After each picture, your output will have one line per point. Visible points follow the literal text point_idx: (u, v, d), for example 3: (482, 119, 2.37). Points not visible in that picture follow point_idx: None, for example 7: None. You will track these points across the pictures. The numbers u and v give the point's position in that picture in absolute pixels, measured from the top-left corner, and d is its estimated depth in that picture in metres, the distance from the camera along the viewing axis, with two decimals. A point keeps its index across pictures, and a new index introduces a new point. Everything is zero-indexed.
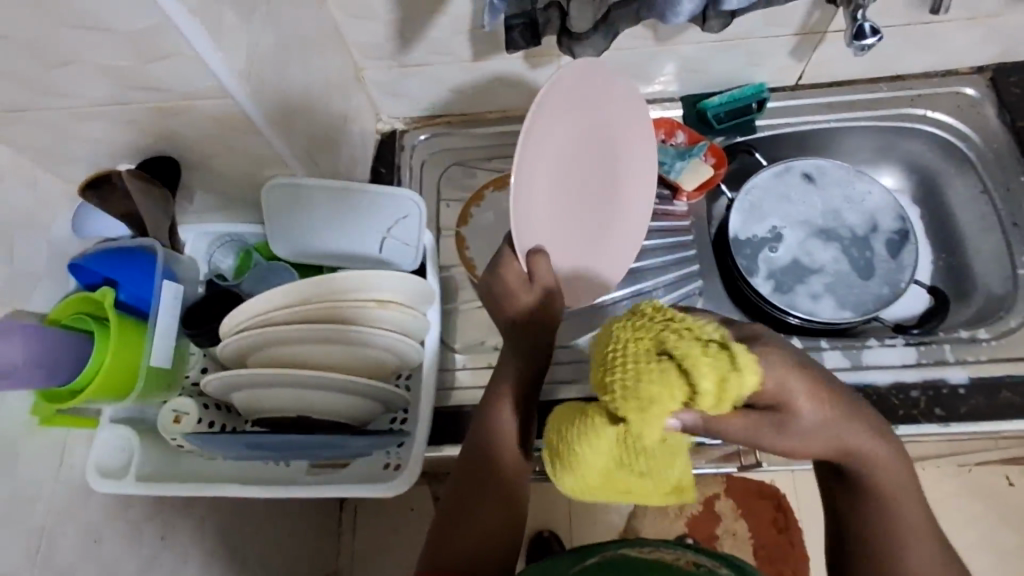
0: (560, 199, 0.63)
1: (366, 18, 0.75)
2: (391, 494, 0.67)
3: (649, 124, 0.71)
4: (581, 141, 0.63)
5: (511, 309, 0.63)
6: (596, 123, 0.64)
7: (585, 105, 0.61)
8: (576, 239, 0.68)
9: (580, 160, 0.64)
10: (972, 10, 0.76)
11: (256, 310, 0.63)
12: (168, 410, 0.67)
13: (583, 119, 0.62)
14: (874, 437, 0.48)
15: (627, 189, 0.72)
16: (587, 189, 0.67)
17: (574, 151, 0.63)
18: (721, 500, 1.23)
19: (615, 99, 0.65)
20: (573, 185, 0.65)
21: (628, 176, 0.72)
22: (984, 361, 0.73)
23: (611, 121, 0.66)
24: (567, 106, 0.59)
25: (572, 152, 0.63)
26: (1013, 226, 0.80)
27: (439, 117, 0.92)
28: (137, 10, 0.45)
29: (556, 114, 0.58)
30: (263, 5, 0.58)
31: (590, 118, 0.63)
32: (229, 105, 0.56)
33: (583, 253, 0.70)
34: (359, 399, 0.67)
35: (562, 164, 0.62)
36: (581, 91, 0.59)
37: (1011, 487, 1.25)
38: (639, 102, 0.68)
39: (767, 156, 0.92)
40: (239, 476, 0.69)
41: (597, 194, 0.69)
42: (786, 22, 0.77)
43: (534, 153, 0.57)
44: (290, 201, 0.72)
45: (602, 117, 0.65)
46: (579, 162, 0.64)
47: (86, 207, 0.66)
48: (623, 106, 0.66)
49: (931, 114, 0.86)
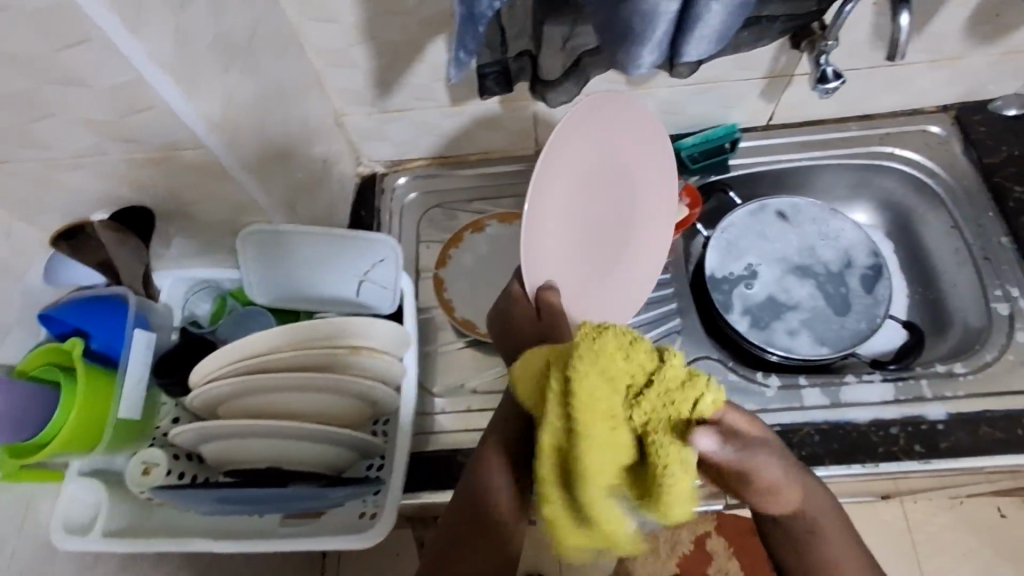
0: (572, 227, 0.63)
1: (345, 66, 0.76)
2: (367, 544, 0.65)
3: (663, 147, 0.71)
4: (593, 168, 0.63)
5: (517, 340, 0.61)
6: (611, 158, 0.66)
7: (600, 141, 0.63)
8: (594, 273, 0.67)
9: (594, 193, 0.65)
10: (934, 53, 0.79)
11: (229, 357, 0.62)
12: (136, 462, 0.65)
13: (598, 155, 0.64)
14: (849, 536, 0.44)
15: (645, 215, 0.73)
16: (603, 217, 0.67)
17: (590, 185, 0.64)
18: (713, 538, 1.20)
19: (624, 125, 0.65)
20: (588, 219, 0.65)
21: (646, 200, 0.72)
22: (962, 396, 0.73)
23: (625, 147, 0.67)
24: (576, 135, 0.60)
25: (588, 186, 0.64)
26: (984, 260, 0.81)
27: (419, 160, 0.93)
28: (110, 68, 0.45)
29: (571, 147, 0.60)
30: (239, 56, 0.59)
31: (600, 145, 0.63)
32: (204, 155, 0.56)
33: (599, 291, 0.69)
34: (332, 448, 0.66)
35: (577, 197, 0.63)
36: (595, 126, 0.61)
37: (1005, 519, 1.23)
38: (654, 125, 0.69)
39: (742, 194, 0.94)
40: (209, 529, 0.67)
41: (613, 229, 0.69)
42: (755, 66, 0.79)
43: (548, 186, 0.59)
44: (265, 246, 0.71)
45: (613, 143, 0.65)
46: (595, 195, 0.65)
47: (59, 257, 0.65)
48: (640, 140, 0.68)
49: (900, 152, 0.88)
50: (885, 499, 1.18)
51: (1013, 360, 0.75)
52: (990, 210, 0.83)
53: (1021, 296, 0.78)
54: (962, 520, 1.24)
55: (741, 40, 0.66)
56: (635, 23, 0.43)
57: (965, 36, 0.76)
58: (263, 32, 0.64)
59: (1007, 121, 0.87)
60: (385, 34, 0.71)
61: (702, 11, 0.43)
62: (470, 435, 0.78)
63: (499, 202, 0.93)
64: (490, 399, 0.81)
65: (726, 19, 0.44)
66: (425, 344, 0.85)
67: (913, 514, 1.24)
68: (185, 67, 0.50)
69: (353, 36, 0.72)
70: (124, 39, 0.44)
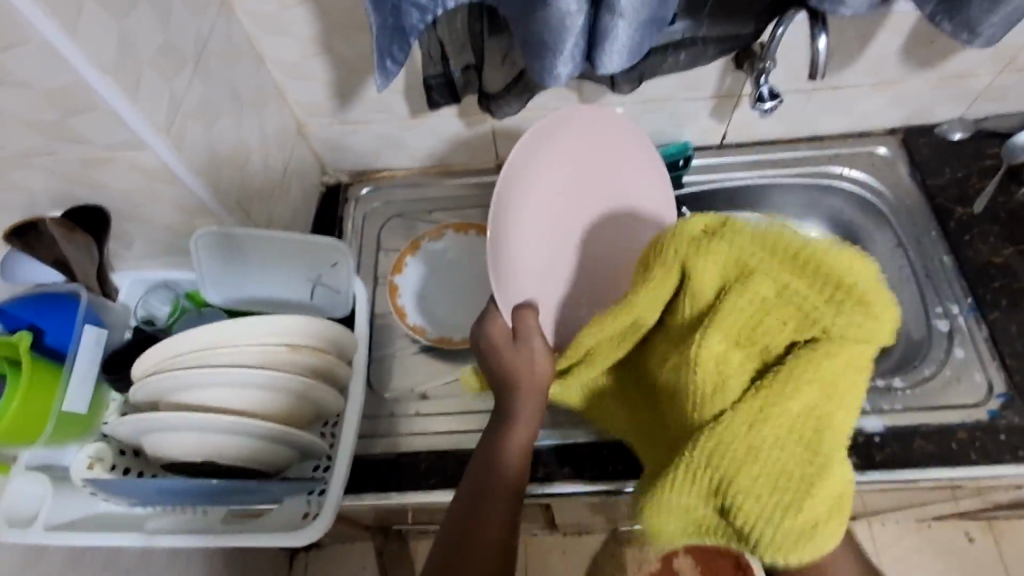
0: (551, 237, 0.70)
1: (306, 78, 0.79)
2: (305, 541, 0.66)
3: (645, 151, 0.76)
4: (567, 183, 0.71)
5: (495, 353, 0.64)
6: (578, 167, 0.71)
7: (562, 154, 0.69)
8: (579, 273, 0.74)
9: (568, 198, 0.71)
10: (873, 77, 0.82)
11: (169, 351, 0.64)
12: (82, 455, 0.67)
13: (563, 170, 0.70)
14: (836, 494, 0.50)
15: (641, 219, 0.77)
16: (584, 223, 0.74)
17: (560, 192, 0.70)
18: (680, 558, 1.19)
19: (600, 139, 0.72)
20: (562, 222, 0.71)
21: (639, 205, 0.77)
22: (899, 408, 0.74)
23: (603, 162, 0.74)
24: (545, 157, 0.68)
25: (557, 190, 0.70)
26: (926, 277, 0.83)
27: (384, 171, 0.96)
28: (52, 69, 0.48)
29: (532, 166, 0.67)
30: (190, 65, 0.61)
31: (574, 162, 0.71)
32: (149, 156, 0.59)
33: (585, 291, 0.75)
34: (270, 445, 0.67)
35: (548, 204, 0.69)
36: (561, 146, 0.69)
37: (972, 543, 1.23)
38: (629, 132, 0.74)
39: (697, 210, 0.96)
40: (151, 524, 0.68)
41: (594, 229, 0.75)
42: (702, 86, 0.82)
43: (515, 204, 0.65)
44: (219, 248, 0.73)
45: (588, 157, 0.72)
46: (567, 198, 0.71)
47: (15, 255, 0.65)
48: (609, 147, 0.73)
49: (848, 171, 0.91)
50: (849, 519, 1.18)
51: (950, 375, 0.76)
52: (933, 228, 0.85)
53: (961, 313, 0.79)
54: (929, 543, 1.24)
55: (678, 60, 0.70)
56: (546, 35, 0.45)
57: (901, 61, 0.79)
58: (219, 43, 0.67)
59: (951, 144, 0.90)
60: (342, 48, 0.75)
61: (608, 27, 0.45)
62: (417, 439, 0.79)
63: (460, 213, 0.96)
64: (440, 405, 0.82)
65: (634, 36, 0.47)
66: (380, 349, 0.86)
67: (880, 536, 1.24)
68: (128, 71, 0.53)
69: (311, 49, 0.75)
70: (62, 42, 0.47)
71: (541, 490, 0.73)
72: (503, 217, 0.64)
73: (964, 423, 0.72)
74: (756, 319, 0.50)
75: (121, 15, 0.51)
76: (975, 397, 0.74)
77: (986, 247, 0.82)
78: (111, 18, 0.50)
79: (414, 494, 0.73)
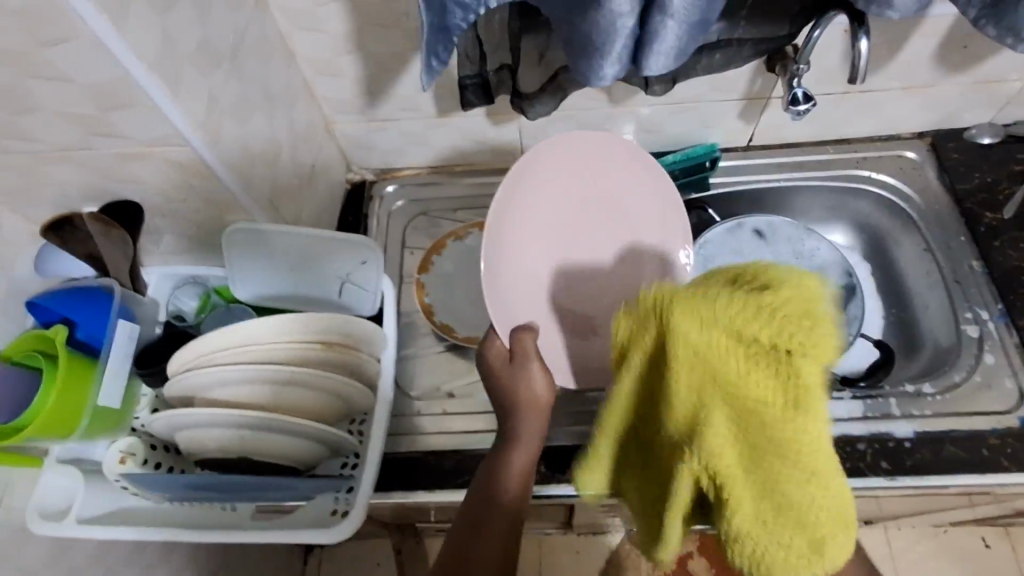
0: (551, 251, 0.75)
1: (336, 75, 0.79)
2: (334, 540, 0.67)
3: (643, 159, 0.74)
4: (570, 199, 0.74)
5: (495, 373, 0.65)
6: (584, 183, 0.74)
7: (564, 175, 0.73)
8: (580, 288, 0.76)
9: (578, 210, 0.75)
10: (905, 80, 0.81)
11: (202, 349, 0.64)
12: (114, 450, 0.67)
13: (567, 186, 0.74)
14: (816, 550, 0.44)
15: (639, 231, 0.77)
16: (586, 237, 0.76)
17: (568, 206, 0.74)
18: (695, 559, 1.19)
19: (599, 157, 0.74)
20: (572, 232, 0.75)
21: (637, 217, 0.77)
22: (929, 414, 0.74)
23: (604, 179, 0.75)
24: (546, 173, 0.72)
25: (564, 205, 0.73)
26: (955, 282, 0.83)
27: (408, 169, 0.96)
28: (98, 65, 0.48)
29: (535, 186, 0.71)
30: (226, 61, 0.61)
31: (576, 179, 0.74)
32: (187, 152, 0.59)
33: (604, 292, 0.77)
34: (302, 442, 0.67)
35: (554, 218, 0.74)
36: (561, 162, 0.72)
37: (988, 549, 1.23)
38: (626, 147, 0.74)
39: (722, 212, 0.96)
40: (181, 519, 0.68)
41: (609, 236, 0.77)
42: (731, 88, 0.81)
43: (514, 215, 0.70)
44: (246, 243, 0.73)
45: (589, 176, 0.74)
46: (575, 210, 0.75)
47: (49, 249, 0.67)
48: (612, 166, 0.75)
49: (875, 175, 0.90)
50: (866, 524, 1.17)
51: (979, 381, 0.76)
52: (962, 232, 0.85)
53: (990, 319, 0.79)
54: (944, 548, 1.23)
55: (712, 61, 0.69)
56: (594, 35, 0.46)
57: (934, 64, 0.79)
58: (252, 41, 0.67)
59: (980, 148, 0.89)
60: (373, 46, 0.75)
61: (657, 27, 0.45)
62: (443, 438, 0.79)
63: (484, 212, 0.96)
64: (465, 403, 0.82)
65: (682, 37, 0.47)
66: (404, 347, 0.87)
67: (896, 541, 1.23)
68: (170, 67, 0.53)
69: (343, 46, 0.75)
70: (111, 37, 0.47)
71: (566, 491, 0.73)
72: (502, 226, 0.69)
73: (995, 430, 0.71)
74: (717, 367, 0.41)
75: (165, 10, 0.51)
76: (1005, 404, 0.73)
77: (1016, 252, 0.82)
78: (155, 14, 0.50)
79: (441, 493, 0.74)
